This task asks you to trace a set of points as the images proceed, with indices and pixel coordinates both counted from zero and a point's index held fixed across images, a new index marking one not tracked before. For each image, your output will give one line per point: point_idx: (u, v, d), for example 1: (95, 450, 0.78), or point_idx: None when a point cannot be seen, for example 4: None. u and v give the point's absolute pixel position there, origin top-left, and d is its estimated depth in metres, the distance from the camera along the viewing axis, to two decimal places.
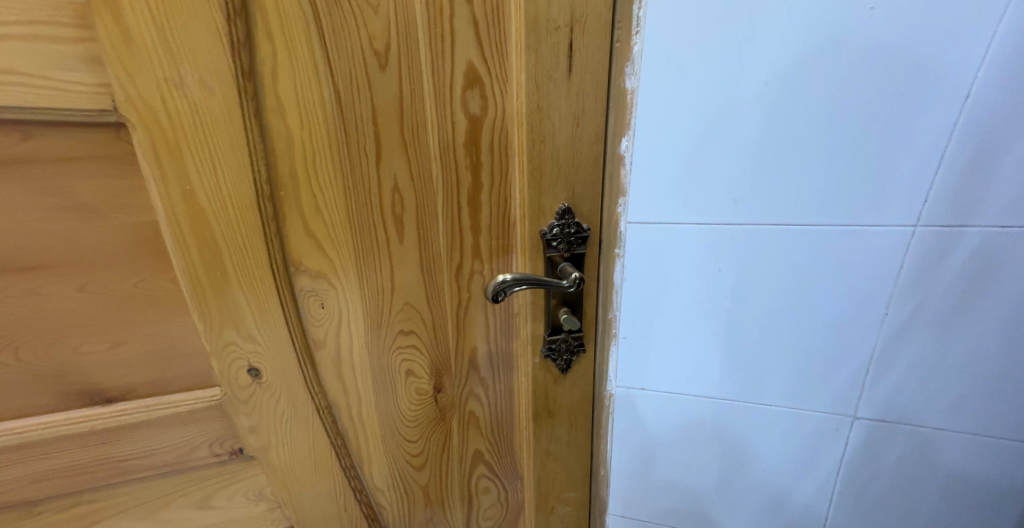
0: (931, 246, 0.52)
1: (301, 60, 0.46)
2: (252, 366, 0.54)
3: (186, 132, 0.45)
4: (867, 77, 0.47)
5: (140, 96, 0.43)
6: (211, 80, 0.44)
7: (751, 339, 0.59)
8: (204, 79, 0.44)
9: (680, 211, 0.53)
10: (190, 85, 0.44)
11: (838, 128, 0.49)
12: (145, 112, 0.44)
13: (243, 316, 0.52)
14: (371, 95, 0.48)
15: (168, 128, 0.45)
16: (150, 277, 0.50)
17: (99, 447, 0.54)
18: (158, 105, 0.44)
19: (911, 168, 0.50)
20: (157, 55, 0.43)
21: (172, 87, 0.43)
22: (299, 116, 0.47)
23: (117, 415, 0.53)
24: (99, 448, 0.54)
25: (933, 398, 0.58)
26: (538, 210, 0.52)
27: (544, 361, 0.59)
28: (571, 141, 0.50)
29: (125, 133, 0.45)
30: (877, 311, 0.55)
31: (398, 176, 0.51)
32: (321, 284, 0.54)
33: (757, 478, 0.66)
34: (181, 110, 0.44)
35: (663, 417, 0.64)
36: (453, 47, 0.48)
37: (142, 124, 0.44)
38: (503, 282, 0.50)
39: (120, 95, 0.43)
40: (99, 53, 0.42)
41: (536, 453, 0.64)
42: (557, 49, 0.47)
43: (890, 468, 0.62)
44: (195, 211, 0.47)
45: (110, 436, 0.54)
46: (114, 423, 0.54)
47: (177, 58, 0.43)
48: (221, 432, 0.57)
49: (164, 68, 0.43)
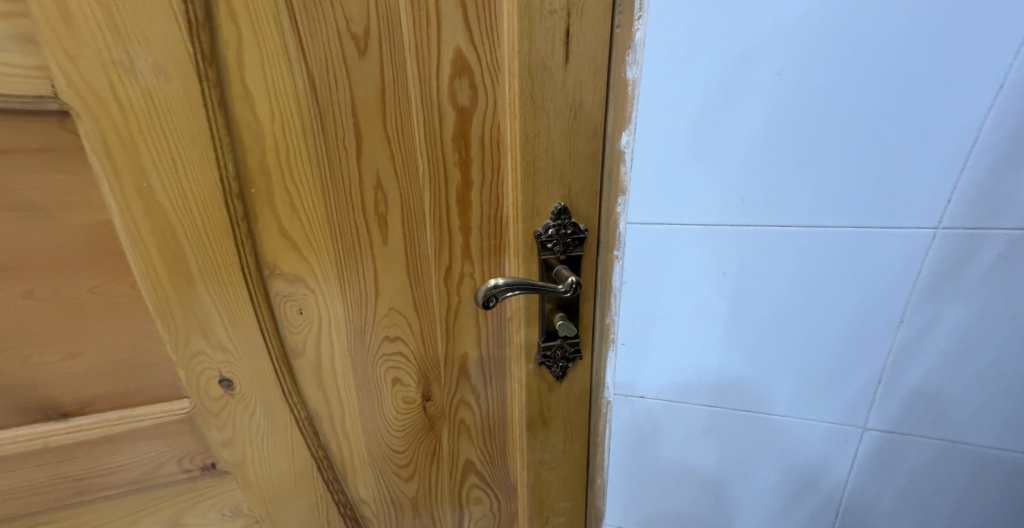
0: (952, 251, 0.49)
1: (271, 45, 0.42)
2: (223, 376, 0.51)
3: (142, 123, 0.41)
4: (883, 69, 0.44)
5: (85, 82, 0.40)
6: (166, 65, 0.40)
7: (756, 345, 0.56)
8: (158, 63, 0.40)
9: (685, 210, 0.50)
10: (142, 69, 0.40)
11: (851, 125, 0.46)
12: (92, 100, 0.40)
13: (212, 323, 0.48)
14: (350, 84, 0.45)
15: (120, 118, 0.41)
16: (109, 282, 0.46)
17: (58, 465, 0.51)
18: (107, 92, 0.40)
19: (933, 166, 0.46)
20: (102, 36, 0.39)
21: (120, 71, 0.40)
22: (268, 107, 0.44)
23: (75, 432, 0.50)
24: (56, 466, 0.51)
25: (950, 409, 0.55)
26: (532, 210, 0.49)
27: (538, 368, 0.56)
28: (567, 136, 0.47)
29: (70, 122, 0.41)
30: (890, 317, 0.52)
31: (380, 171, 0.48)
32: (299, 289, 0.50)
33: (759, 489, 0.63)
34: (134, 99, 0.41)
35: (663, 426, 0.61)
36: (439, 33, 0.45)
37: (90, 114, 0.41)
38: (495, 286, 0.46)
39: (61, 80, 0.39)
40: (33, 32, 0.38)
41: (530, 463, 0.61)
42: (552, 34, 0.44)
43: (902, 480, 0.60)
44: (155, 210, 0.44)
45: (67, 454, 0.51)
46: (71, 440, 0.50)
47: (126, 40, 0.39)
48: (191, 447, 0.54)
49: (110, 50, 0.39)
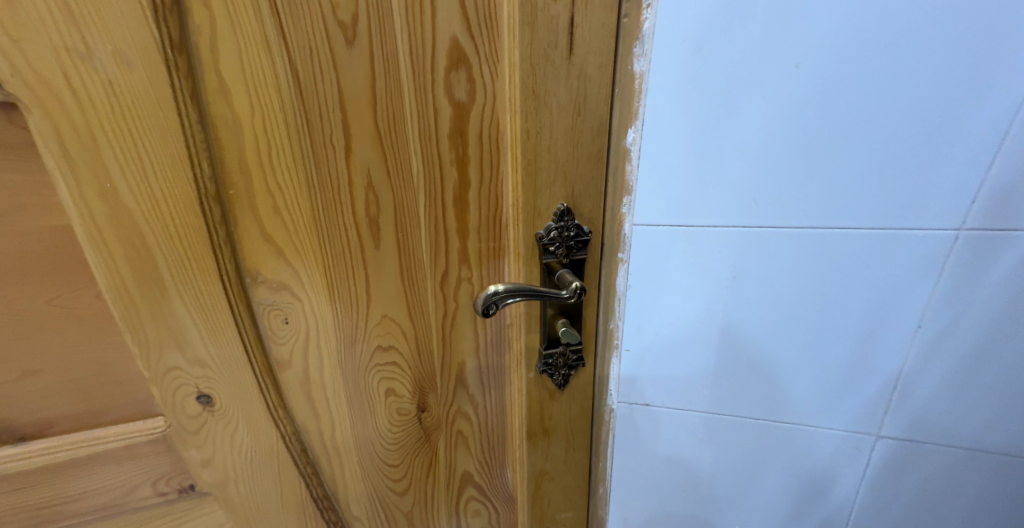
0: (975, 254, 0.46)
1: (248, 33, 0.39)
2: (201, 392, 0.47)
3: (101, 117, 0.38)
4: (908, 64, 0.41)
5: (34, 71, 0.36)
6: (128, 51, 0.37)
7: (767, 351, 0.53)
8: (118, 50, 0.37)
9: (696, 210, 0.47)
10: (101, 57, 0.37)
11: (871, 122, 0.43)
12: (42, 91, 0.37)
13: (188, 334, 0.45)
14: (337, 76, 0.42)
15: (76, 111, 0.38)
16: (71, 294, 0.43)
17: (16, 494, 0.48)
18: (59, 82, 0.37)
19: (957, 164, 0.44)
20: (54, 21, 0.35)
21: (75, 59, 0.36)
22: (247, 102, 0.41)
23: (35, 457, 0.47)
24: (13, 495, 0.48)
25: (965, 417, 0.53)
26: (533, 211, 0.46)
27: (540, 377, 0.53)
28: (569, 133, 0.44)
29: (19, 117, 0.38)
30: (908, 323, 0.50)
31: (371, 170, 0.45)
32: (284, 297, 0.47)
33: (768, 498, 0.61)
34: (93, 91, 0.37)
35: (670, 435, 0.58)
36: (434, 23, 0.41)
37: (40, 106, 0.37)
38: (494, 294, 0.43)
39: (6, 69, 0.36)
40: None
41: (531, 474, 0.59)
42: (556, 23, 0.41)
43: (916, 489, 0.57)
44: (120, 213, 0.40)
45: (26, 481, 0.47)
46: (31, 466, 0.47)
47: (81, 24, 0.36)
48: (166, 469, 0.50)
49: (63, 36, 0.36)
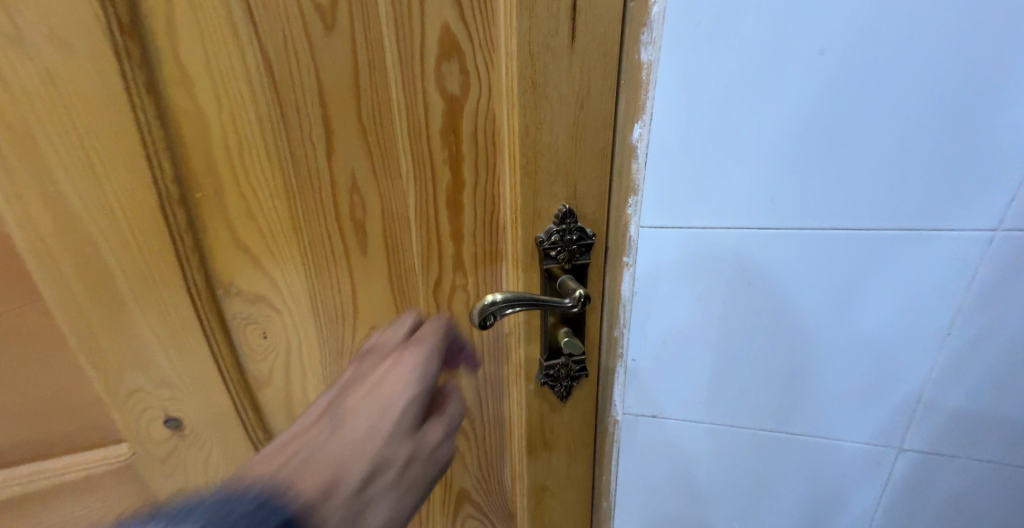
0: (1012, 256, 0.43)
1: (213, 18, 0.35)
2: (169, 416, 0.44)
3: (39, 111, 0.34)
4: (945, 52, 0.38)
5: None
6: (68, 34, 0.33)
7: (781, 361, 0.50)
8: (56, 32, 0.33)
9: (707, 210, 0.44)
10: (35, 41, 0.33)
11: (899, 115, 0.40)
12: None
13: (151, 351, 0.42)
14: (316, 67, 0.38)
15: (11, 104, 0.34)
16: (16, 312, 0.39)
17: None
18: None
19: (993, 160, 0.40)
20: None
21: (7, 44, 0.33)
22: (213, 95, 0.37)
23: None
24: None
25: (995, 429, 0.50)
26: (533, 213, 0.43)
27: (540, 388, 0.50)
28: (572, 128, 0.40)
29: None
30: (935, 331, 0.47)
31: (356, 171, 0.41)
32: (261, 310, 0.44)
33: (780, 514, 0.58)
34: (29, 82, 0.33)
35: (679, 449, 0.55)
36: (423, 8, 0.38)
37: None
38: (491, 303, 0.40)
39: None
40: None
41: (531, 490, 0.55)
42: (556, 8, 0.37)
43: (940, 504, 0.54)
44: (67, 220, 0.37)
45: None
46: None
47: (10, 5, 0.32)
48: (133, 499, 0.48)
49: None
